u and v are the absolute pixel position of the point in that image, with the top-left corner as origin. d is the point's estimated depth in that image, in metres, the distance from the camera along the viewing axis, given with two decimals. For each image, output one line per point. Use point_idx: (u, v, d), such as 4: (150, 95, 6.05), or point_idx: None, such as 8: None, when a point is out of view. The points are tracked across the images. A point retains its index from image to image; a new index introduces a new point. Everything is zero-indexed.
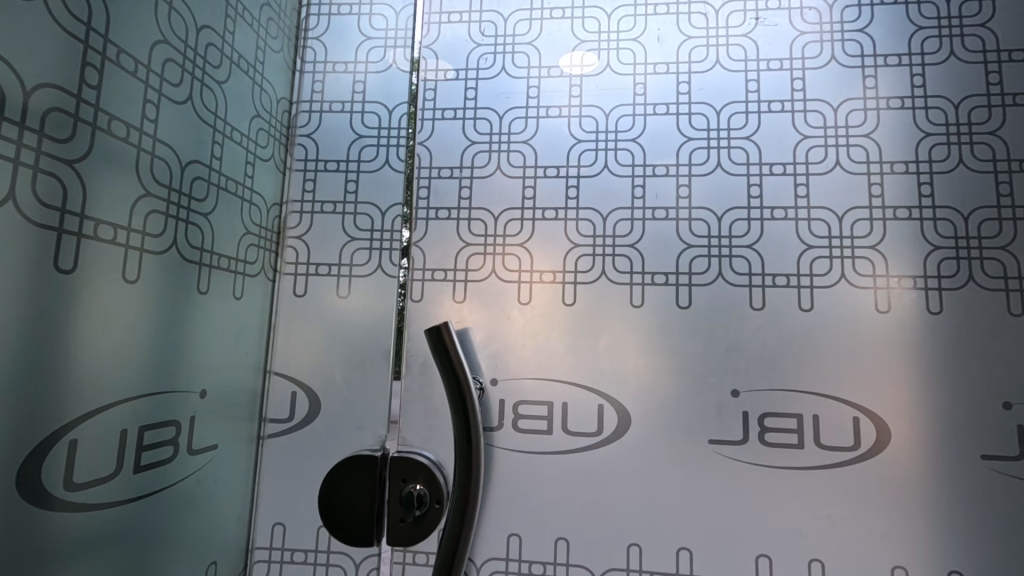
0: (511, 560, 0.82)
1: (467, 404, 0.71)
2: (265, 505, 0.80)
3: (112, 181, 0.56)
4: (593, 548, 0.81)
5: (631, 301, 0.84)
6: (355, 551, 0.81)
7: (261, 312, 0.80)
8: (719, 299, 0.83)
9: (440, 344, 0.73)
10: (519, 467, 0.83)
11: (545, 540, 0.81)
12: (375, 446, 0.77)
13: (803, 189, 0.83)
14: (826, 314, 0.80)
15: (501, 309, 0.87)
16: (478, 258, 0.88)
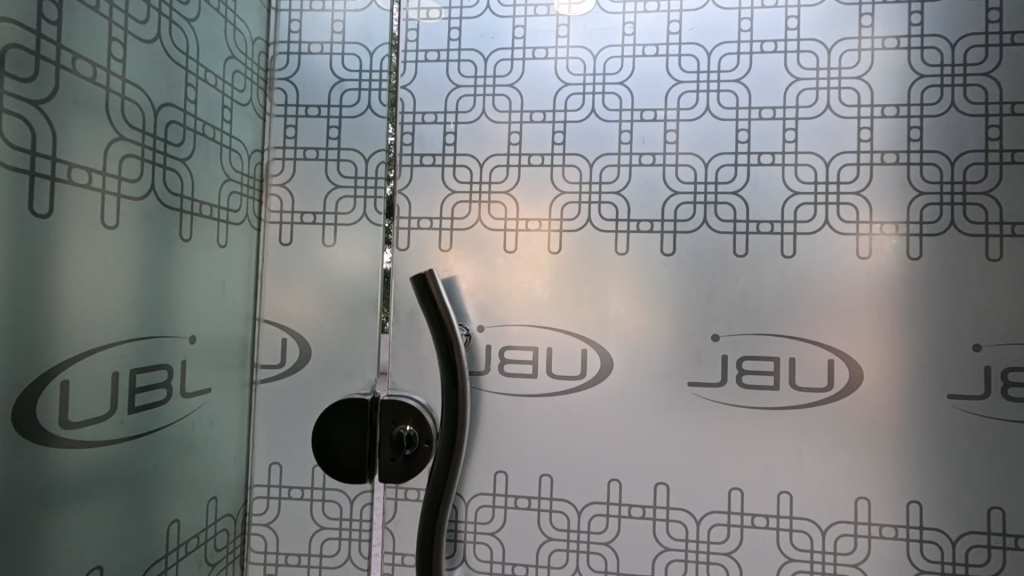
0: (497, 494, 0.86)
1: (456, 356, 0.72)
2: (261, 446, 0.83)
3: (81, 122, 0.56)
4: (575, 483, 0.85)
5: (617, 249, 0.85)
6: (348, 488, 0.82)
7: (249, 260, 0.80)
8: (704, 245, 0.83)
9: (426, 293, 0.73)
10: (506, 410, 0.86)
11: (530, 477, 0.86)
12: (365, 389, 0.79)
13: (791, 134, 0.82)
14: (807, 260, 0.81)
15: (487, 259, 0.87)
16: (464, 207, 0.88)
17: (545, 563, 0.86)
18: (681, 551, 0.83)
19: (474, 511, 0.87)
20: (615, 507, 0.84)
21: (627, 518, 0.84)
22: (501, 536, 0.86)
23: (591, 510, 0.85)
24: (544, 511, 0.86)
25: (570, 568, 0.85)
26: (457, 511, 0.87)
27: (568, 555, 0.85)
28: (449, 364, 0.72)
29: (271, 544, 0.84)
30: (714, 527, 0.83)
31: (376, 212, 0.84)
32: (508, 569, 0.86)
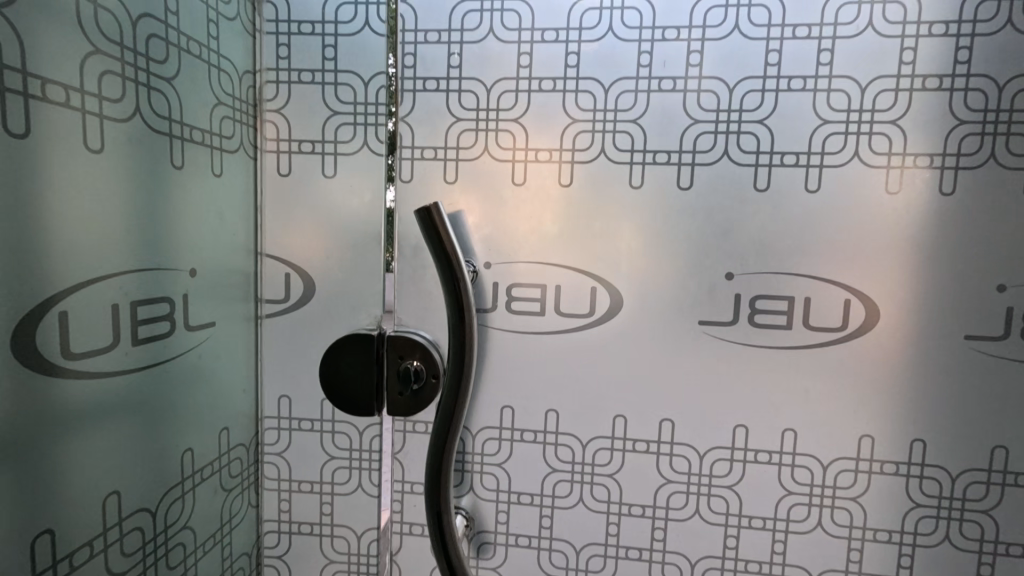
0: (504, 428, 0.87)
1: (462, 292, 0.70)
2: (270, 378, 0.82)
3: (51, 32, 0.51)
4: (581, 419, 0.86)
5: (630, 182, 0.81)
6: (357, 420, 0.83)
7: (247, 191, 0.78)
8: (723, 178, 0.79)
9: (431, 228, 0.70)
10: (513, 347, 0.85)
11: (536, 412, 0.86)
12: (371, 324, 0.79)
13: (826, 56, 0.75)
14: (831, 195, 0.77)
15: (494, 192, 0.83)
16: (470, 136, 0.83)
17: (550, 493, 0.88)
18: (683, 483, 0.85)
19: (481, 443, 0.88)
20: (619, 441, 0.86)
21: (631, 452, 0.86)
22: (508, 467, 0.88)
23: (596, 444, 0.86)
24: (549, 444, 0.87)
25: (573, 498, 0.88)
26: (464, 443, 0.89)
27: (572, 486, 0.87)
28: (456, 300, 0.70)
29: (284, 473, 0.85)
30: (717, 461, 0.84)
31: (377, 141, 0.79)
32: (513, 498, 0.89)
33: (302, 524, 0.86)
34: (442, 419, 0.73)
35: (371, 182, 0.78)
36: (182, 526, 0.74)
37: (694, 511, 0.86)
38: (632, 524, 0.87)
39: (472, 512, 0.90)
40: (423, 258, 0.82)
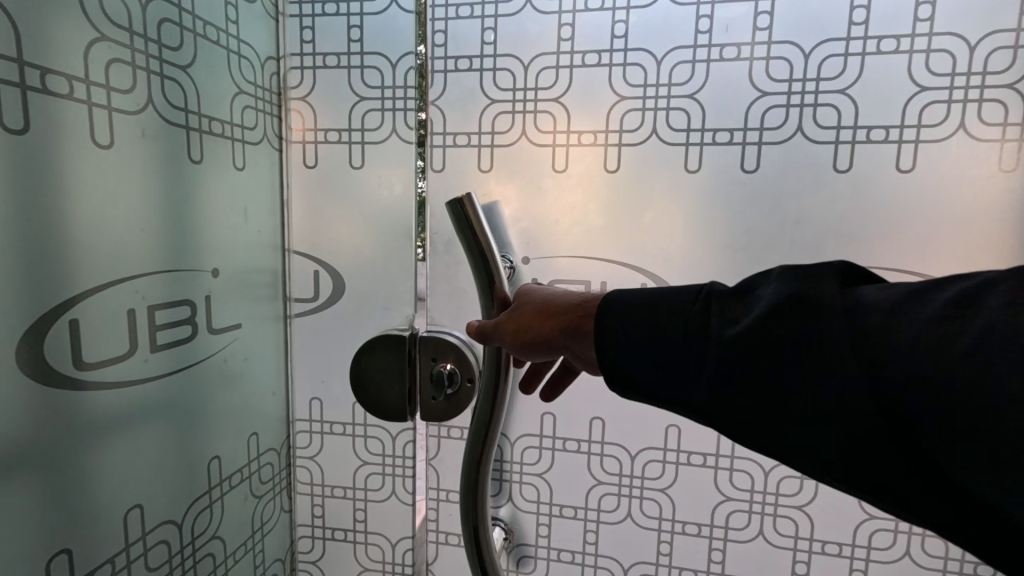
0: (545, 436, 0.81)
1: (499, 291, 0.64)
2: (300, 379, 0.80)
3: (52, 18, 0.47)
4: (630, 429, 0.79)
5: (687, 166, 0.72)
6: (389, 424, 0.78)
7: (271, 186, 0.75)
8: (795, 159, 0.69)
9: (462, 221, 0.64)
10: None
11: (580, 419, 0.80)
12: (403, 325, 0.73)
13: (924, 10, 0.64)
14: (929, 176, 0.66)
15: (533, 180, 0.76)
16: (506, 119, 0.76)
17: (595, 506, 0.82)
18: (743, 501, 0.77)
19: (520, 452, 0.82)
20: (672, 454, 0.78)
21: (685, 466, 0.78)
22: (550, 477, 0.82)
23: (646, 455, 0.79)
24: (595, 455, 0.80)
25: (621, 512, 0.81)
26: (502, 451, 0.83)
27: (619, 500, 0.81)
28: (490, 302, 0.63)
29: (317, 477, 0.82)
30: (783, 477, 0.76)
31: (407, 127, 0.74)
32: (556, 510, 0.83)
33: (335, 531, 0.83)
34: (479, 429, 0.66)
35: (401, 172, 0.74)
36: (211, 535, 0.72)
37: (758, 532, 0.78)
38: (684, 542, 0.80)
39: (512, 523, 0.84)
40: (457, 253, 0.75)
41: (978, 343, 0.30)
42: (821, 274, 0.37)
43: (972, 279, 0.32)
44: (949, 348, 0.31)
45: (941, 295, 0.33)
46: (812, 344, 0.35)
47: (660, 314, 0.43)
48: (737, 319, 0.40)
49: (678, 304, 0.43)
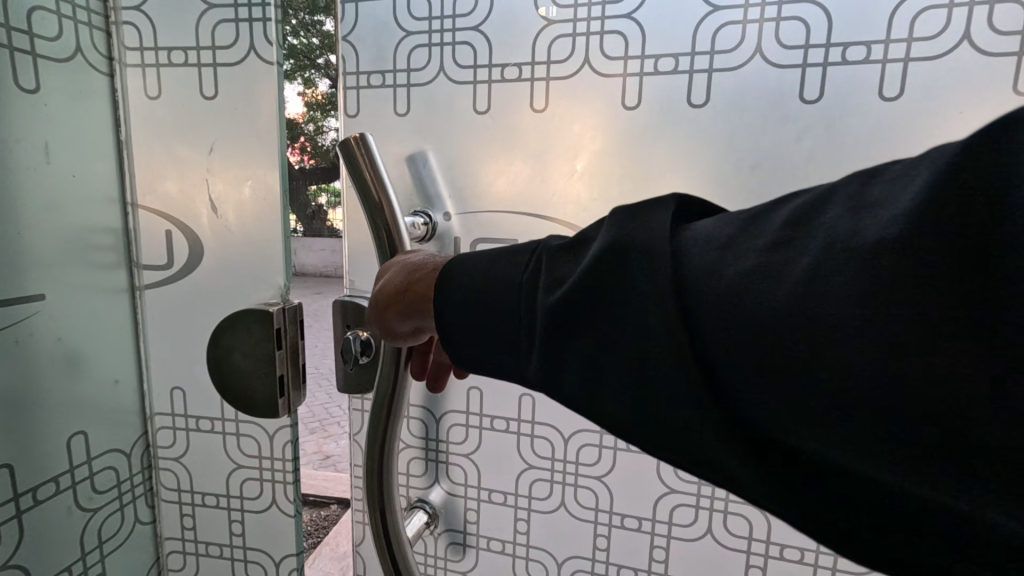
0: (512, 419, 0.81)
1: (395, 245, 0.51)
2: (158, 364, 0.75)
3: None
4: (558, 410, 0.79)
5: (689, 100, 0.67)
6: (266, 423, 0.71)
7: (106, 123, 0.68)
8: (750, 87, 0.65)
9: (351, 167, 0.51)
10: None
11: (509, 398, 0.80)
12: (273, 297, 0.64)
13: None
14: (915, 104, 0.62)
15: (507, 123, 0.73)
16: (424, 54, 0.73)
17: (535, 488, 0.83)
18: (690, 496, 0.77)
19: (446, 429, 0.84)
20: (611, 440, 0.78)
21: (627, 452, 0.78)
22: (476, 457, 0.84)
23: (579, 438, 0.79)
24: (526, 435, 0.81)
25: (554, 499, 0.82)
26: (430, 429, 0.84)
27: (554, 485, 0.82)
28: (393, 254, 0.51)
29: (184, 480, 0.77)
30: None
31: (266, 43, 0.62)
32: (484, 494, 0.85)
33: (210, 545, 0.78)
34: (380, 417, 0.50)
35: (270, 118, 0.62)
36: (10, 560, 0.64)
37: (706, 530, 0.78)
38: (624, 536, 0.81)
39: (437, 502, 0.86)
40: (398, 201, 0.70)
41: (828, 271, 0.23)
42: (643, 211, 0.31)
43: (805, 197, 0.27)
44: (788, 282, 0.24)
45: (771, 221, 0.27)
46: (626, 304, 0.29)
47: (493, 277, 0.36)
48: (566, 272, 0.33)
49: (512, 266, 0.36)
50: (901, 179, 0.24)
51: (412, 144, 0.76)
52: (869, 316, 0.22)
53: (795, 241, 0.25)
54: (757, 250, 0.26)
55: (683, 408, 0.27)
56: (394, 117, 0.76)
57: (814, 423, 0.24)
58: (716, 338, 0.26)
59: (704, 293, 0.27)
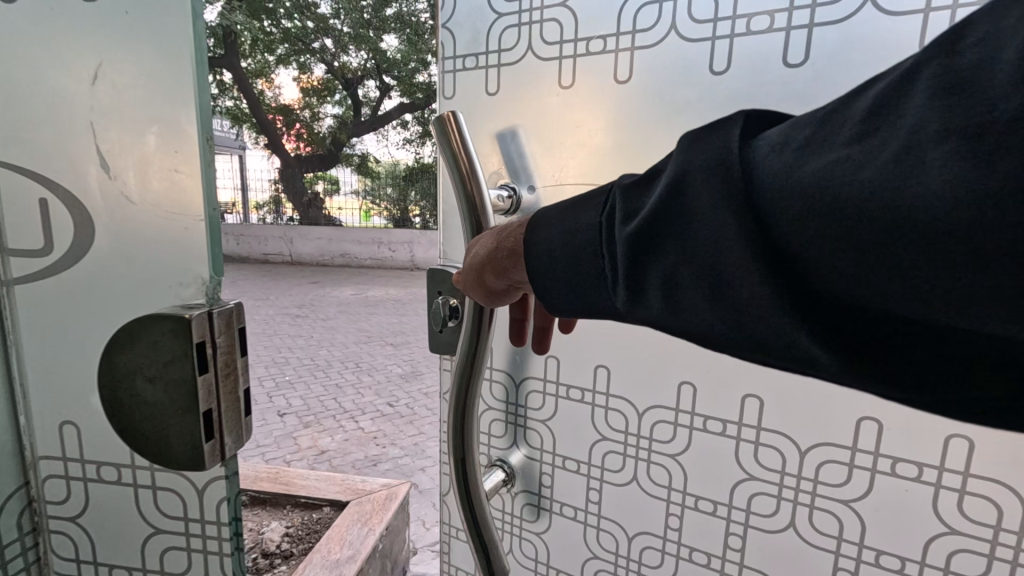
0: (596, 391, 0.77)
1: (480, 211, 0.55)
2: (36, 390, 0.48)
3: None
4: (636, 379, 0.74)
5: (786, 59, 0.59)
6: (192, 473, 0.46)
7: None
8: (858, 40, 0.57)
9: (445, 143, 0.56)
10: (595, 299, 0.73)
11: (585, 366, 0.77)
12: (192, 290, 0.41)
13: None
14: None
15: (535, 104, 0.72)
16: (513, 34, 0.72)
17: (607, 456, 0.78)
18: (769, 484, 0.70)
19: (525, 397, 0.82)
20: (688, 418, 0.72)
21: (705, 431, 0.72)
22: (552, 425, 0.81)
23: (654, 415, 0.74)
24: (600, 407, 0.77)
25: (627, 475, 0.78)
26: (508, 392, 0.83)
27: (628, 451, 0.77)
28: (479, 219, 0.56)
29: (80, 553, 0.51)
30: (821, 462, 0.66)
31: None
32: (559, 461, 0.82)
33: None
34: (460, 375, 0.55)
35: (180, 40, 0.38)
36: None
37: (789, 524, 0.70)
38: (694, 512, 0.74)
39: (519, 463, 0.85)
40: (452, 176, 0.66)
41: (915, 154, 0.24)
42: (704, 136, 0.33)
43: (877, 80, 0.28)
44: (872, 171, 0.25)
45: (843, 112, 0.28)
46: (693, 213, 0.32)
47: (575, 223, 0.40)
48: (638, 205, 0.36)
49: (589, 208, 0.39)
50: (992, 32, 0.24)
51: (499, 120, 0.75)
52: (963, 187, 0.22)
53: (878, 128, 0.26)
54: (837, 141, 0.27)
55: (757, 297, 0.30)
56: (483, 94, 0.76)
57: (902, 297, 0.26)
58: (788, 240, 0.28)
59: (774, 194, 0.28)
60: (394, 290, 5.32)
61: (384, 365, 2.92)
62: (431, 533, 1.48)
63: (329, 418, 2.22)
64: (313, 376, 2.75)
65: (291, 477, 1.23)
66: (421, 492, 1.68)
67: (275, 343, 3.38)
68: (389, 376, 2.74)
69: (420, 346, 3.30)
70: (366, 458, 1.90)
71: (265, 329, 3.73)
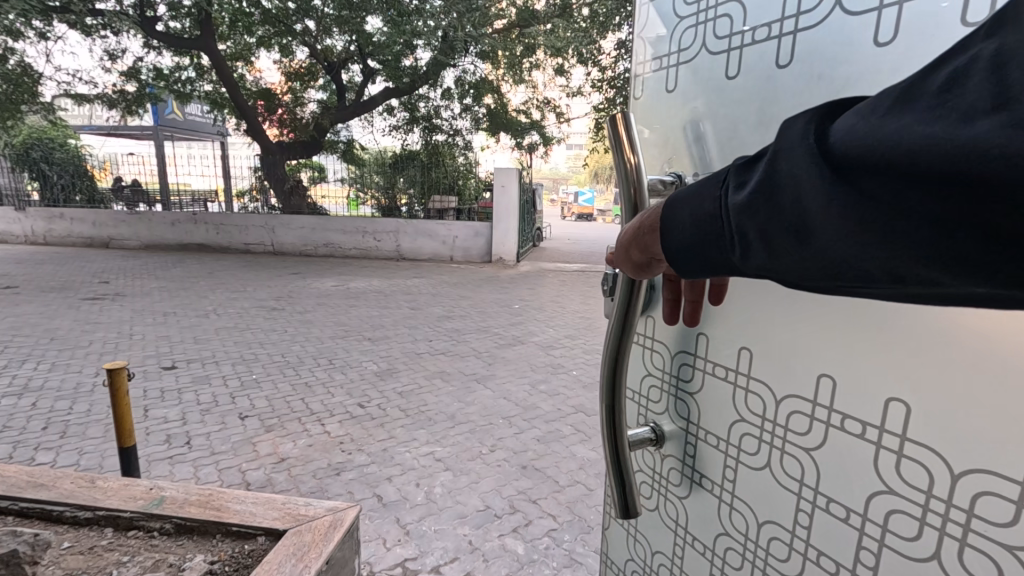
0: (733, 372, 0.52)
1: (639, 204, 0.46)
2: None
3: None
4: (787, 358, 0.46)
5: (963, 16, 0.34)
6: None
7: None
8: None
9: (615, 141, 0.48)
10: (755, 311, 0.49)
11: (733, 344, 0.51)
12: None
13: None
14: None
15: (705, 106, 0.53)
16: (690, 32, 0.55)
17: (745, 451, 0.52)
18: (912, 501, 0.39)
19: (677, 370, 0.59)
20: (829, 412, 0.44)
21: (851, 435, 0.42)
22: (700, 400, 0.56)
23: (791, 408, 0.47)
24: (739, 387, 0.51)
25: (763, 467, 0.50)
26: (654, 355, 0.62)
27: (762, 450, 0.50)
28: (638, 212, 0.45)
29: None
30: (987, 499, 0.35)
31: None
32: (700, 435, 0.57)
33: None
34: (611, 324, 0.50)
35: None
36: None
37: None
38: (827, 526, 0.45)
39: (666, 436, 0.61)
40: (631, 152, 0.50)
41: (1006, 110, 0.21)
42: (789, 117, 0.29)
43: (960, 45, 0.25)
44: (969, 120, 0.22)
45: (931, 75, 0.25)
46: (790, 178, 0.28)
47: (692, 200, 0.34)
48: (743, 178, 0.31)
49: (709, 185, 0.33)
50: None
51: (678, 115, 0.56)
52: None
53: (952, 99, 0.23)
54: (927, 101, 0.24)
55: (868, 254, 0.26)
56: (662, 93, 0.58)
57: None
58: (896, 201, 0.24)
59: (870, 155, 0.24)
60: (376, 282, 5.14)
61: (359, 363, 2.76)
62: (392, 553, 1.34)
63: (294, 422, 2.07)
64: (282, 375, 2.58)
65: (224, 500, 1.08)
66: (385, 505, 1.54)
67: (246, 338, 3.21)
68: (363, 374, 2.59)
69: (399, 342, 3.14)
70: (329, 467, 1.75)
71: (237, 323, 3.56)
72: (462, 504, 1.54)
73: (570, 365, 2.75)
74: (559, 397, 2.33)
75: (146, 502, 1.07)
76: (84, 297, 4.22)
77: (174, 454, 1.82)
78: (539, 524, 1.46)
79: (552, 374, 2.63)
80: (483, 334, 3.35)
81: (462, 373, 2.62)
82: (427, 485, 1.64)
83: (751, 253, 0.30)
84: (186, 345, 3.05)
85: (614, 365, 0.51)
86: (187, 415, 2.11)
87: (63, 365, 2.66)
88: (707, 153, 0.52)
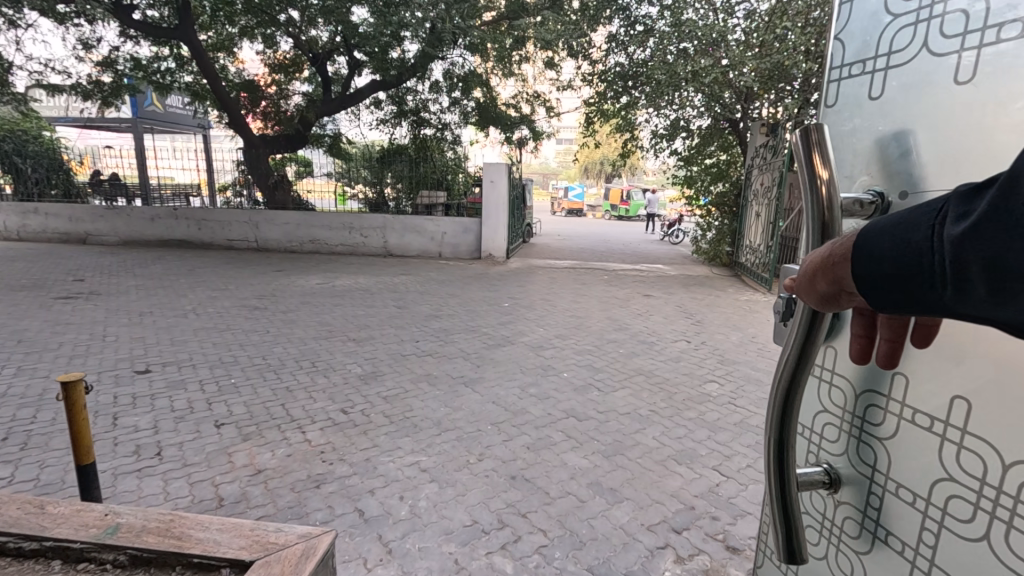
0: (942, 423, 0.49)
1: (830, 222, 0.45)
2: None
3: None
4: (1013, 418, 0.43)
5: None
6: None
7: None
8: None
9: (807, 156, 0.47)
10: (975, 358, 0.45)
11: (936, 388, 0.48)
12: None
13: None
14: None
15: (921, 113, 0.50)
16: (908, 33, 0.52)
17: (952, 514, 0.49)
18: None
19: (863, 410, 0.57)
20: None
21: None
22: (892, 449, 0.54)
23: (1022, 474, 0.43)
24: (947, 442, 0.49)
25: (975, 535, 0.47)
26: (833, 392, 0.61)
27: (982, 519, 0.46)
28: (832, 229, 0.45)
29: None
30: None
31: None
32: (891, 489, 0.54)
33: None
34: (787, 355, 0.48)
35: None
36: None
37: None
38: None
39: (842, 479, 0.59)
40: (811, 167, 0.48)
41: None
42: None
43: None
44: None
45: None
46: None
47: (901, 228, 0.35)
48: (968, 208, 0.31)
49: (921, 214, 0.34)
50: None
51: (882, 121, 0.54)
52: None
53: None
54: None
55: None
56: (863, 101, 0.57)
57: None
58: None
59: None
60: (363, 280, 5.02)
61: (343, 365, 2.67)
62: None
63: (272, 430, 1.97)
64: (262, 379, 2.48)
65: (186, 527, 0.99)
66: (367, 521, 1.46)
67: (225, 339, 3.10)
68: (347, 378, 2.49)
69: (385, 343, 3.05)
70: (308, 479, 1.66)
71: (216, 323, 3.44)
72: (448, 519, 1.47)
73: (561, 367, 2.68)
74: (549, 401, 2.26)
75: (99, 530, 0.98)
76: (57, 296, 4.06)
77: (143, 466, 1.71)
78: (528, 540, 1.39)
79: (542, 376, 2.56)
80: (471, 334, 3.27)
81: (449, 375, 2.54)
82: (412, 498, 1.57)
83: (966, 289, 0.31)
84: (162, 347, 2.93)
85: (786, 401, 0.49)
86: (160, 423, 2.01)
87: (29, 369, 2.53)
88: (920, 161, 0.49)
